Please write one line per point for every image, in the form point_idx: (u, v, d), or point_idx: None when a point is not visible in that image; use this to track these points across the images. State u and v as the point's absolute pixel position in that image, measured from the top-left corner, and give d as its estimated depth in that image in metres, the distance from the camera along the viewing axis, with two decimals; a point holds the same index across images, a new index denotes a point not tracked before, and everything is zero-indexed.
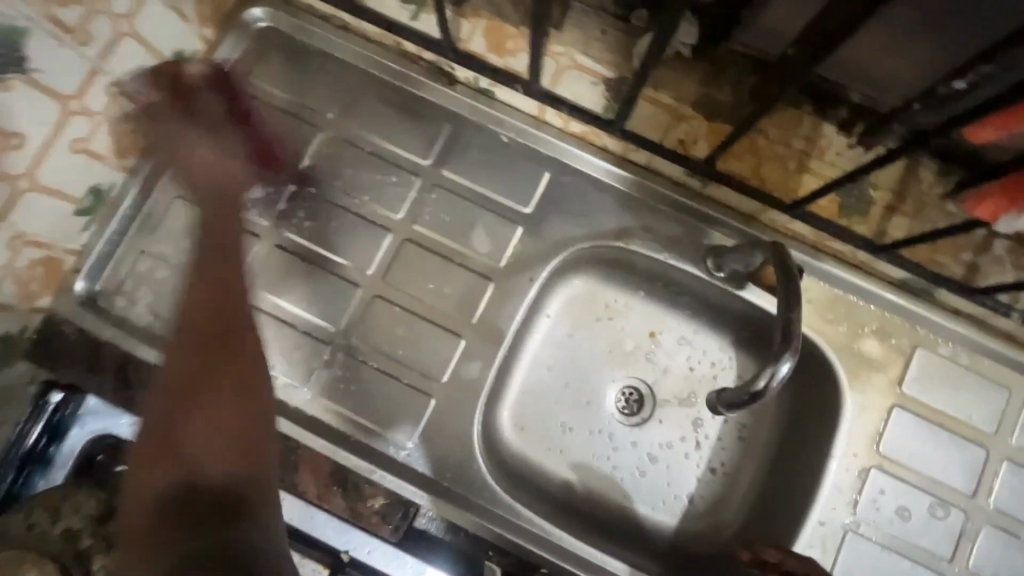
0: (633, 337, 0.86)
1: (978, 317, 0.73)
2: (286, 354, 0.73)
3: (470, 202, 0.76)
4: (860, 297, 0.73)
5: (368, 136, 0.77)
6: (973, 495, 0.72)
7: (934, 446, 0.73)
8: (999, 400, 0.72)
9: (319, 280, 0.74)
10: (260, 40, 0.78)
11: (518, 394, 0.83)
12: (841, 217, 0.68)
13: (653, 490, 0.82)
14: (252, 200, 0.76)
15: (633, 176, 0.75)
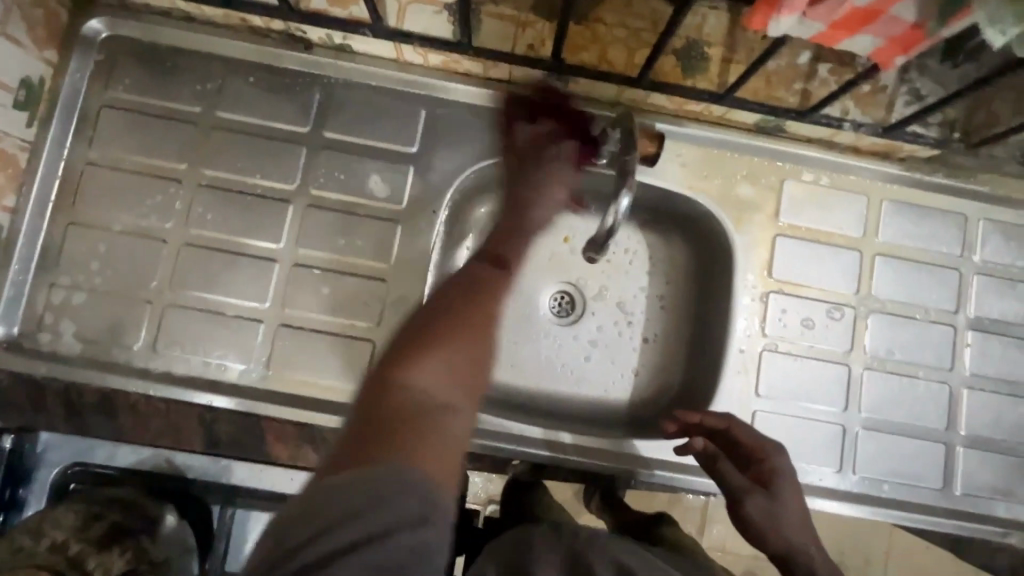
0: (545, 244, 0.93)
1: (828, 139, 0.81)
2: (226, 342, 0.76)
3: (357, 154, 0.79)
4: (725, 148, 0.82)
5: (243, 119, 0.79)
6: (857, 292, 0.83)
7: (817, 260, 0.83)
8: (857, 210, 0.82)
9: (234, 265, 0.77)
10: (111, 54, 0.78)
11: None
12: (685, 78, 0.74)
13: (601, 370, 0.91)
14: (141, 210, 0.77)
15: (503, 93, 0.80)
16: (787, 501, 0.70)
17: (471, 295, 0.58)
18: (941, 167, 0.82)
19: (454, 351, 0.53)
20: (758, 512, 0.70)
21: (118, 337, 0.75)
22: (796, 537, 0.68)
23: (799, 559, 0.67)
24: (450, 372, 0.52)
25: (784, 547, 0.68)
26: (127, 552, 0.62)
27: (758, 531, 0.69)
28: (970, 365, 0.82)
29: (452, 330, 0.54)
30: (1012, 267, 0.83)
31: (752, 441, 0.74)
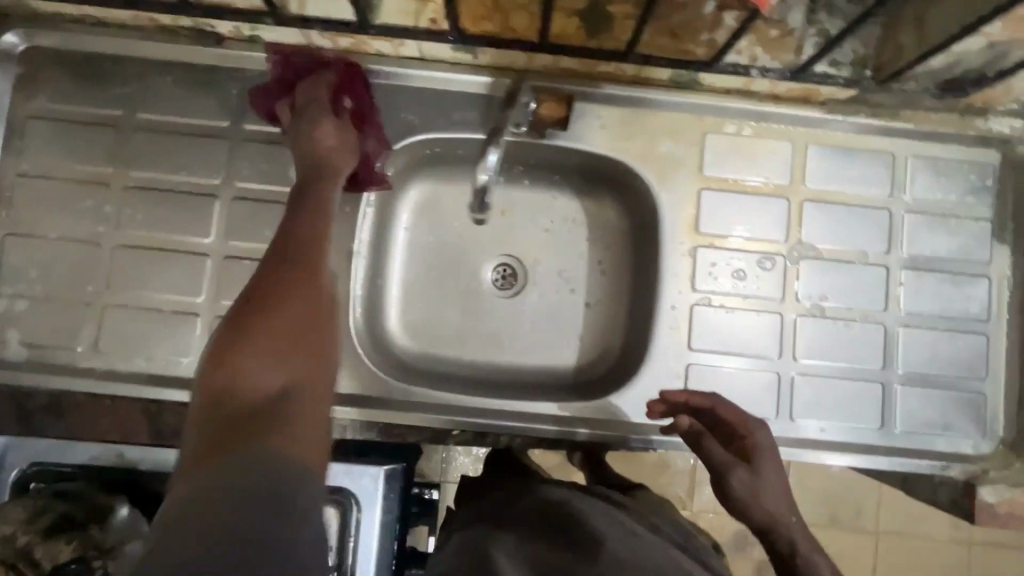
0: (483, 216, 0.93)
1: (746, 89, 0.81)
2: (166, 337, 0.78)
3: (278, 144, 0.80)
4: (643, 107, 0.82)
5: (164, 118, 0.80)
6: (787, 238, 0.83)
7: (745, 211, 0.83)
8: (779, 157, 0.83)
9: (168, 262, 0.79)
10: (28, 65, 0.80)
11: (396, 305, 0.90)
12: (590, 39, 0.74)
13: (545, 338, 0.92)
14: (73, 215, 0.79)
15: (417, 71, 0.81)
16: (771, 478, 0.70)
17: (271, 283, 0.53)
18: (864, 107, 0.81)
19: (256, 354, 0.49)
20: (743, 487, 0.69)
21: (60, 341, 0.77)
22: (777, 511, 0.69)
23: (777, 532, 0.69)
24: (276, 355, 0.50)
25: (765, 519, 0.69)
26: (74, 540, 0.64)
27: (740, 504, 0.70)
28: (905, 303, 0.82)
29: (247, 330, 0.50)
30: (943, 202, 0.83)
31: (736, 418, 0.74)
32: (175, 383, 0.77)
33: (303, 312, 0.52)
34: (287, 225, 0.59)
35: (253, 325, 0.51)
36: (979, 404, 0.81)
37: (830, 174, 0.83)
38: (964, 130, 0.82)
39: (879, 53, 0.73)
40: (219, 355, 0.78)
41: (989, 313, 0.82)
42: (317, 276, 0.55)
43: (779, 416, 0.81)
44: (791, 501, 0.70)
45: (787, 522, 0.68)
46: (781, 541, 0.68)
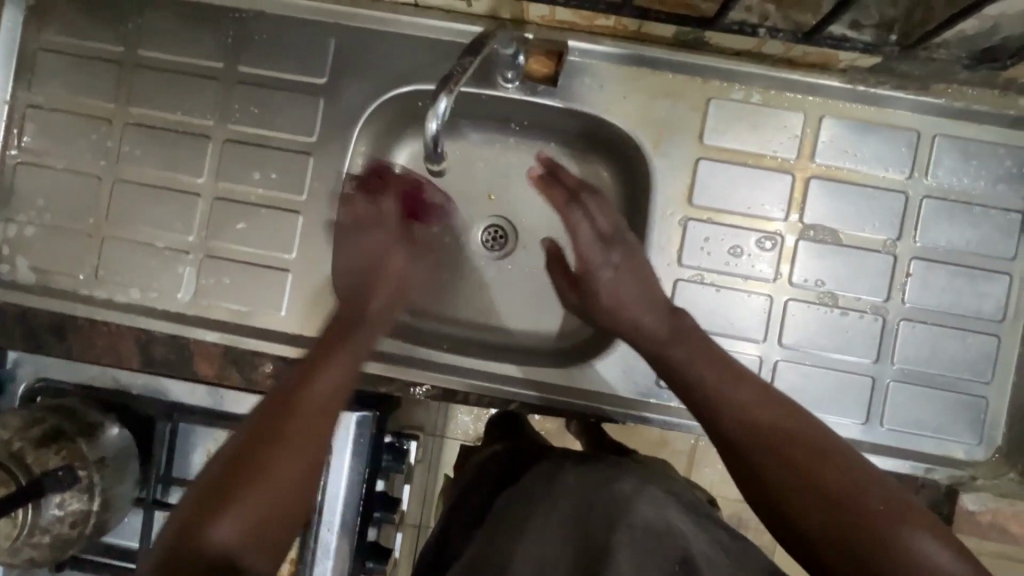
0: (478, 175, 0.91)
1: (758, 52, 0.75)
2: (160, 271, 0.81)
3: (267, 88, 0.80)
4: (643, 66, 0.77)
5: (164, 57, 0.82)
6: (786, 217, 0.77)
7: (744, 185, 0.78)
8: (788, 128, 0.77)
9: (164, 199, 0.81)
10: None
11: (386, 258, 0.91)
12: None
13: (531, 302, 0.91)
14: (78, 147, 0.82)
15: (410, 19, 0.79)
16: (688, 352, 0.67)
17: (297, 420, 0.58)
18: (888, 78, 0.74)
19: (258, 501, 0.54)
20: (662, 361, 0.68)
21: (64, 268, 0.82)
22: (710, 383, 0.64)
23: (713, 406, 0.62)
24: (251, 521, 0.54)
25: (698, 396, 0.64)
26: (62, 450, 0.70)
27: (665, 376, 0.68)
28: (909, 296, 0.76)
29: (274, 454, 0.56)
30: (969, 189, 0.75)
31: (624, 291, 0.71)
32: (165, 314, 0.81)
33: (304, 461, 0.57)
34: (323, 354, 0.64)
35: (282, 433, 0.57)
36: (979, 409, 0.76)
37: (845, 149, 0.76)
38: (1002, 108, 0.73)
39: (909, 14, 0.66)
40: (206, 291, 0.81)
41: (1003, 313, 0.75)
42: (297, 418, 0.58)
43: None
44: (728, 369, 0.64)
45: (729, 393, 0.62)
46: (723, 414, 0.61)
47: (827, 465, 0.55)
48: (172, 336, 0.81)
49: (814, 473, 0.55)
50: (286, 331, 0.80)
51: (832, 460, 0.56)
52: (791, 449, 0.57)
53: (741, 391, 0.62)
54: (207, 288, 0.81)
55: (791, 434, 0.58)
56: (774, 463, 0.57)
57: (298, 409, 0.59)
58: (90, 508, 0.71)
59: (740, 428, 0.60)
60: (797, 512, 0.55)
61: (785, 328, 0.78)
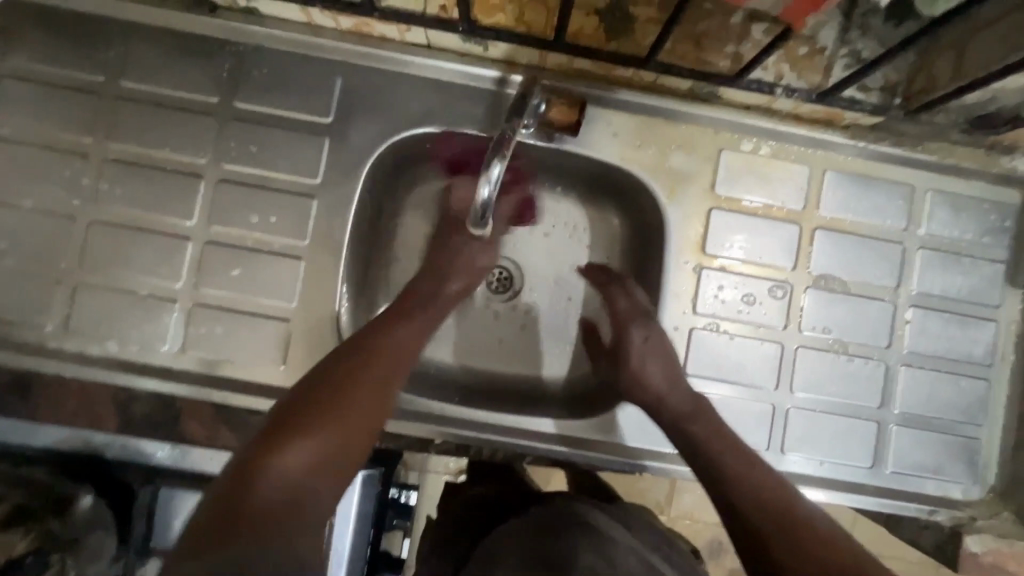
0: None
1: (768, 106, 0.77)
2: (142, 321, 0.74)
3: (267, 126, 0.75)
4: (657, 116, 0.78)
5: (150, 89, 0.75)
6: (794, 267, 0.79)
7: (755, 235, 0.79)
8: (796, 179, 0.79)
9: (148, 243, 0.75)
10: (7, 20, 0.74)
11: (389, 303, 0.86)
12: (611, 40, 0.69)
13: (538, 347, 0.89)
14: (48, 183, 0.74)
15: (423, 59, 0.76)
16: (715, 434, 0.67)
17: (347, 392, 0.59)
18: (886, 135, 0.78)
19: (301, 458, 0.52)
20: (685, 438, 0.68)
21: (29, 318, 0.73)
22: (732, 466, 0.64)
23: (730, 484, 0.62)
24: (326, 453, 0.54)
25: (717, 475, 0.64)
26: (29, 533, 0.62)
27: (686, 453, 0.68)
28: (909, 342, 0.80)
29: (327, 413, 0.57)
30: (959, 241, 0.80)
31: (653, 370, 0.73)
32: (149, 369, 0.74)
33: (353, 418, 0.57)
34: (383, 327, 0.66)
35: (361, 376, 0.60)
36: (973, 450, 0.79)
37: (849, 201, 0.79)
38: (987, 166, 0.78)
39: (911, 80, 0.69)
40: (196, 343, 0.74)
41: (992, 358, 0.80)
42: (362, 376, 0.60)
43: (773, 447, 0.78)
44: (746, 456, 0.65)
45: (751, 479, 0.62)
46: (739, 496, 0.61)
47: (839, 568, 0.53)
48: (155, 393, 0.74)
49: (817, 570, 0.53)
50: (286, 386, 0.75)
51: (845, 562, 0.53)
52: (802, 545, 0.55)
53: (761, 479, 0.62)
54: (197, 339, 0.74)
55: (804, 527, 0.57)
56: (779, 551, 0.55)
57: (360, 376, 0.60)
58: None
59: (754, 512, 0.59)
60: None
61: (796, 375, 0.79)
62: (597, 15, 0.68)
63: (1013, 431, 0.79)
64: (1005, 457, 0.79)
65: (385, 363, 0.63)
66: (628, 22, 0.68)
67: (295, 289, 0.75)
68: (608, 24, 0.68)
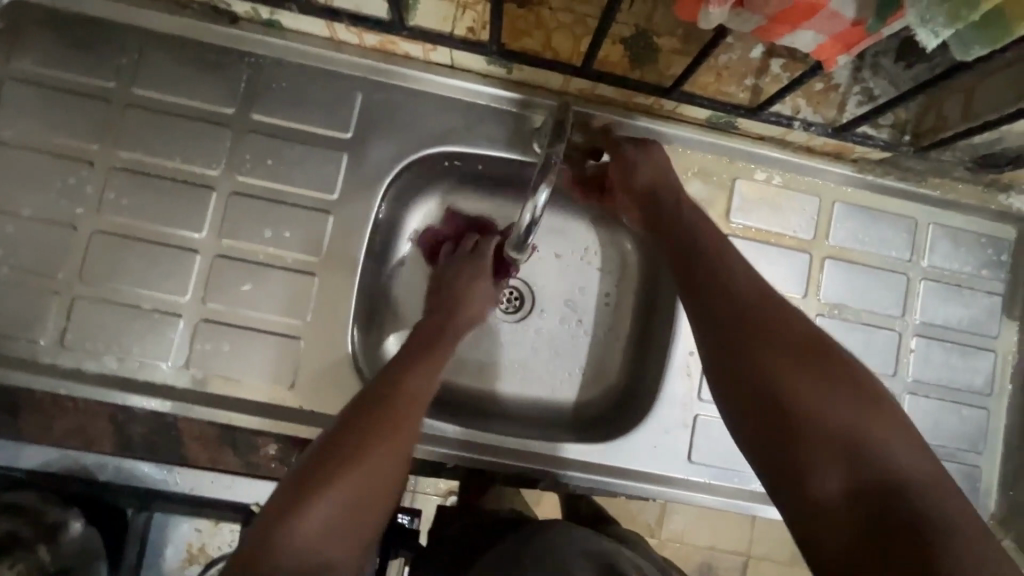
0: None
1: (781, 138, 0.78)
2: (143, 337, 0.71)
3: (284, 139, 0.74)
4: (675, 144, 0.79)
5: (163, 97, 0.73)
6: (804, 295, 0.81)
7: (768, 263, 0.80)
8: (807, 209, 0.81)
9: (154, 255, 0.72)
10: (14, 20, 0.72)
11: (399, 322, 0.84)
12: (635, 68, 0.70)
13: (548, 370, 0.88)
14: (49, 190, 0.71)
15: (444, 79, 0.76)
16: (715, 253, 0.65)
17: (394, 413, 0.61)
18: (892, 170, 0.81)
19: (374, 477, 0.56)
20: (694, 247, 0.66)
21: (21, 331, 0.69)
22: (738, 277, 0.62)
23: (735, 306, 0.60)
24: (346, 507, 0.54)
25: (721, 283, 0.62)
26: (17, 564, 0.58)
27: (688, 266, 0.65)
28: (913, 371, 0.81)
29: (380, 442, 0.58)
30: (959, 273, 0.83)
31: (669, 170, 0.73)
32: (148, 388, 0.70)
33: (395, 457, 0.59)
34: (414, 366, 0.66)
35: (378, 433, 0.59)
36: (973, 477, 0.81)
37: (857, 232, 0.81)
38: (985, 202, 0.82)
39: (920, 119, 0.72)
40: (200, 361, 0.71)
41: (991, 388, 0.82)
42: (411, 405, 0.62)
43: None
44: (791, 343, 0.57)
45: (753, 290, 0.61)
46: (736, 320, 0.59)
47: (845, 401, 0.53)
48: (155, 413, 0.71)
49: (832, 426, 0.52)
50: (294, 406, 0.72)
51: (847, 395, 0.54)
52: (815, 388, 0.54)
53: (762, 295, 0.61)
54: (201, 357, 0.71)
55: (814, 358, 0.56)
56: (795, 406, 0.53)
57: (413, 401, 0.63)
58: None
59: (769, 365, 0.56)
60: (819, 464, 0.51)
61: None
62: (622, 45, 0.69)
63: (1011, 459, 0.82)
64: (1003, 485, 0.82)
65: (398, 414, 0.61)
66: (653, 52, 0.69)
67: (307, 306, 0.73)
68: (631, 54, 0.69)
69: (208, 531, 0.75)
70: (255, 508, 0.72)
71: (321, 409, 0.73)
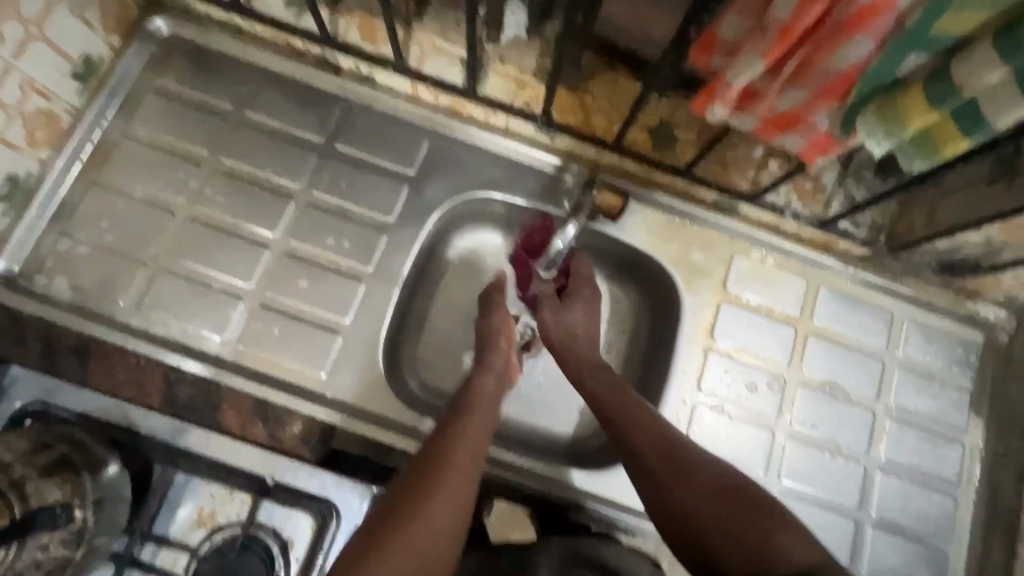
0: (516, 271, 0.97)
1: (775, 225, 0.91)
2: (207, 312, 0.82)
3: (358, 167, 0.89)
4: (685, 218, 0.92)
5: (267, 121, 0.89)
6: (789, 364, 0.89)
7: (758, 331, 0.90)
8: (796, 289, 0.92)
9: (232, 244, 0.84)
10: (165, 47, 0.89)
11: (424, 337, 0.93)
12: (656, 150, 0.85)
13: (551, 403, 0.96)
14: (160, 180, 0.85)
15: (498, 139, 0.91)
16: (660, 433, 0.73)
17: (443, 472, 0.68)
18: (872, 267, 0.92)
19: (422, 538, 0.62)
20: (642, 425, 0.74)
21: (108, 291, 0.81)
22: (678, 448, 0.72)
23: (671, 470, 0.70)
24: (433, 533, 0.63)
25: (663, 456, 0.71)
26: (65, 484, 0.65)
27: (631, 431, 0.74)
28: (885, 450, 0.88)
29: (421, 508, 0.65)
30: (932, 366, 0.91)
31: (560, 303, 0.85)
32: (203, 355, 0.80)
33: (445, 519, 0.65)
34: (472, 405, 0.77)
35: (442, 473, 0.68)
36: (941, 563, 0.85)
37: (840, 315, 0.92)
38: (955, 306, 0.92)
39: (893, 225, 0.86)
40: (251, 340, 0.81)
41: (959, 477, 0.88)
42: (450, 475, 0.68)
43: None
44: (693, 484, 0.68)
45: (683, 457, 0.71)
46: (676, 484, 0.69)
47: (752, 512, 0.65)
48: (202, 379, 0.80)
49: (735, 521, 0.64)
50: (323, 393, 0.81)
51: (743, 508, 0.65)
52: (722, 501, 0.66)
53: (700, 460, 0.70)
54: (252, 337, 0.82)
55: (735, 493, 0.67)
56: (707, 512, 0.66)
57: (450, 473, 0.68)
58: (72, 556, 0.65)
59: (695, 505, 0.67)
60: (721, 547, 0.64)
61: (786, 462, 0.86)
62: (645, 133, 0.85)
63: (976, 550, 0.86)
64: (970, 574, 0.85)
65: (466, 452, 0.71)
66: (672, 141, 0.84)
67: (350, 307, 0.84)
68: (652, 140, 0.85)
69: (221, 497, 0.78)
70: (270, 482, 0.77)
71: (346, 399, 0.81)
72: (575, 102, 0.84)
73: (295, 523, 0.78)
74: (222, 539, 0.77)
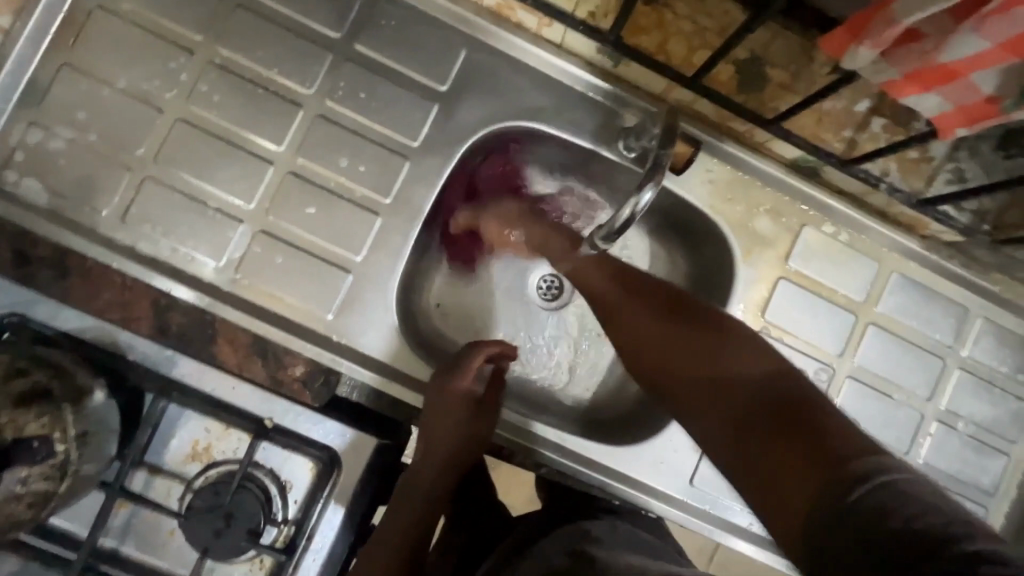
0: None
1: (858, 196, 0.79)
2: (200, 232, 0.72)
3: (379, 76, 0.74)
4: (754, 176, 0.79)
5: (271, 4, 0.73)
6: (840, 354, 0.81)
7: (814, 313, 0.80)
8: (867, 269, 0.81)
9: (231, 156, 0.72)
10: None
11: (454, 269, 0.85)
12: (740, 91, 0.71)
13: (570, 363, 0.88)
14: (145, 66, 0.71)
15: (547, 57, 0.76)
16: (711, 346, 0.59)
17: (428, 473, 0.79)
18: (959, 256, 0.81)
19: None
20: (653, 361, 0.63)
21: (86, 197, 0.70)
22: (757, 375, 0.55)
23: (745, 405, 0.53)
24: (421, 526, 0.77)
25: (667, 355, 0.61)
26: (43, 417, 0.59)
27: (630, 351, 0.65)
28: (926, 454, 0.82)
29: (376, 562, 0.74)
30: (996, 370, 0.83)
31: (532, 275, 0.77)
32: (196, 282, 0.71)
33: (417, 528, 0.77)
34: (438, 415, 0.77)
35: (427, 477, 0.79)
36: None
37: (910, 303, 0.81)
38: None
39: (1002, 212, 0.76)
40: (251, 269, 0.72)
41: (996, 488, 0.83)
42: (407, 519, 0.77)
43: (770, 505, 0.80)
44: (694, 361, 0.59)
45: (667, 362, 0.61)
46: (688, 384, 0.58)
47: (778, 398, 0.52)
48: (196, 307, 0.72)
49: (775, 415, 0.50)
50: (330, 335, 0.74)
51: (762, 393, 0.53)
52: (735, 389, 0.55)
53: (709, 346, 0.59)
54: (251, 267, 0.72)
55: (765, 379, 0.54)
56: (807, 446, 0.47)
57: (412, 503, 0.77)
58: (55, 490, 0.60)
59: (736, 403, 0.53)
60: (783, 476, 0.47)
61: None
62: (734, 74, 0.71)
63: None
64: None
65: (441, 457, 0.79)
66: (759, 85, 0.70)
67: (362, 243, 0.74)
68: (738, 80, 0.71)
69: (216, 433, 0.74)
70: (267, 424, 0.72)
71: (355, 344, 0.74)
72: (650, 24, 0.69)
73: (290, 464, 0.75)
74: (216, 475, 0.73)
